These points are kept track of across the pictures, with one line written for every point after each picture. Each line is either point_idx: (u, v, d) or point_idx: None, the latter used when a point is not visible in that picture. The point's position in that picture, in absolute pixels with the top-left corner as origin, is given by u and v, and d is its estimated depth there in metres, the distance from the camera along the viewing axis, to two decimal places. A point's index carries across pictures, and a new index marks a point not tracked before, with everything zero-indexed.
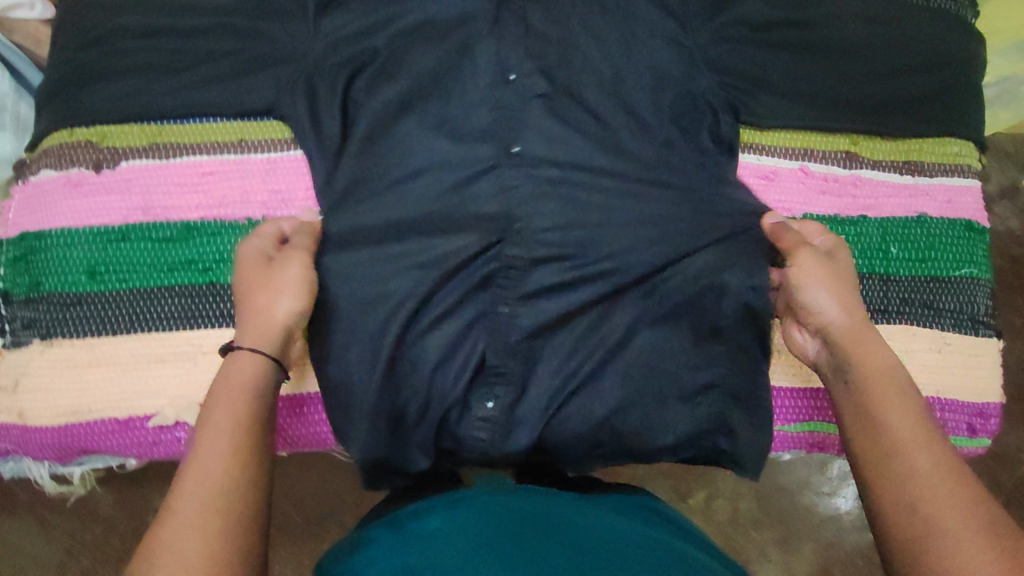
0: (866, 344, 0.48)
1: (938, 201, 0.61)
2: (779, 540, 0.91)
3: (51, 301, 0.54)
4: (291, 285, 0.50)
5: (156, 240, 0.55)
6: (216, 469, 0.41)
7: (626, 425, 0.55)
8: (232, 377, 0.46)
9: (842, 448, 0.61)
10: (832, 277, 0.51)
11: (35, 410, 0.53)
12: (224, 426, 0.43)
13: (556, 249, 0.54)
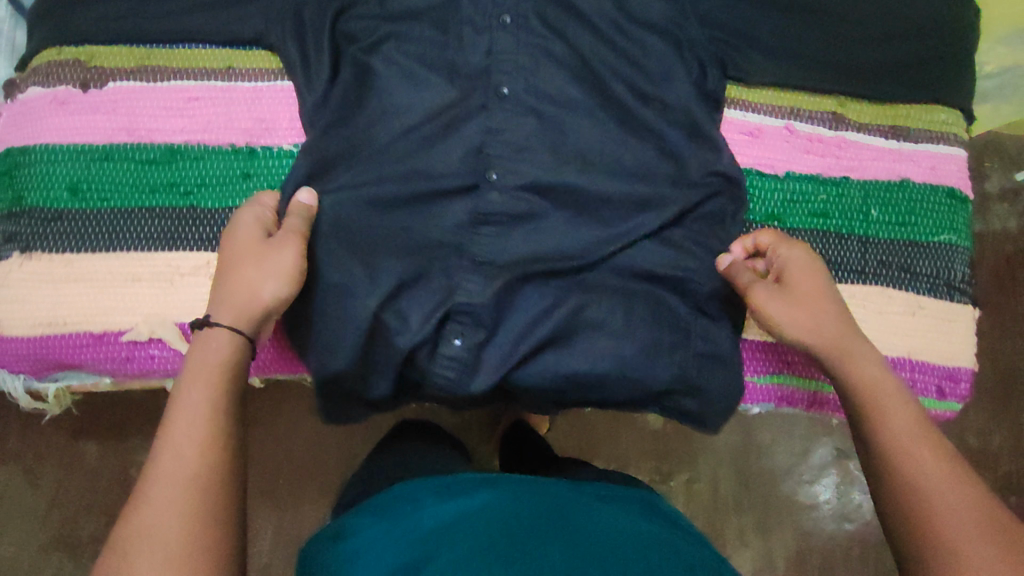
0: (859, 360, 0.48)
1: (922, 166, 0.61)
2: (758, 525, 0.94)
3: (32, 215, 0.54)
4: (281, 270, 0.49)
5: (138, 160, 0.55)
6: (191, 460, 0.40)
7: (595, 374, 0.55)
8: (206, 360, 0.44)
9: (812, 405, 0.62)
10: (799, 299, 0.50)
11: (11, 322, 0.53)
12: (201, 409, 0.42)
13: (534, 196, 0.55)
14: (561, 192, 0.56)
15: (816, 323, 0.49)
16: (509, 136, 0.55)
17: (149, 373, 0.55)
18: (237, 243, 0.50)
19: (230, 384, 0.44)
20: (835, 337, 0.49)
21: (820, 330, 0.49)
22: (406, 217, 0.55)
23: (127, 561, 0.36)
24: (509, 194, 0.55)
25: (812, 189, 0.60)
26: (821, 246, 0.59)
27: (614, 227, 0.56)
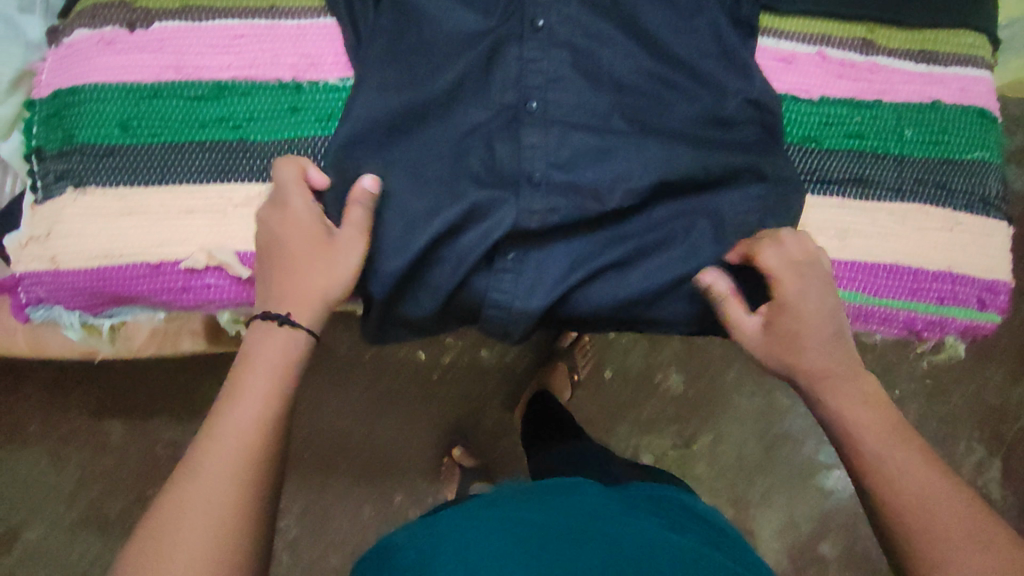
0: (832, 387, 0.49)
1: (951, 89, 0.61)
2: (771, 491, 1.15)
3: (84, 152, 0.55)
4: (339, 276, 0.50)
5: (186, 97, 0.56)
6: (231, 453, 0.42)
7: (641, 293, 0.57)
8: (268, 351, 0.47)
9: (868, 322, 0.61)
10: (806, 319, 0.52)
11: (68, 255, 0.54)
12: (259, 396, 0.44)
13: (580, 119, 0.56)
14: (599, 119, 0.56)
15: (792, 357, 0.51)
16: (545, 64, 0.55)
17: (205, 302, 0.56)
18: (296, 235, 0.51)
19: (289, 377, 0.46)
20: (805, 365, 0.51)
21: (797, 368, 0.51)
22: (445, 151, 0.56)
23: (166, 525, 0.39)
24: (546, 122, 0.55)
25: (846, 112, 0.60)
26: (858, 166, 0.60)
27: (655, 152, 0.55)
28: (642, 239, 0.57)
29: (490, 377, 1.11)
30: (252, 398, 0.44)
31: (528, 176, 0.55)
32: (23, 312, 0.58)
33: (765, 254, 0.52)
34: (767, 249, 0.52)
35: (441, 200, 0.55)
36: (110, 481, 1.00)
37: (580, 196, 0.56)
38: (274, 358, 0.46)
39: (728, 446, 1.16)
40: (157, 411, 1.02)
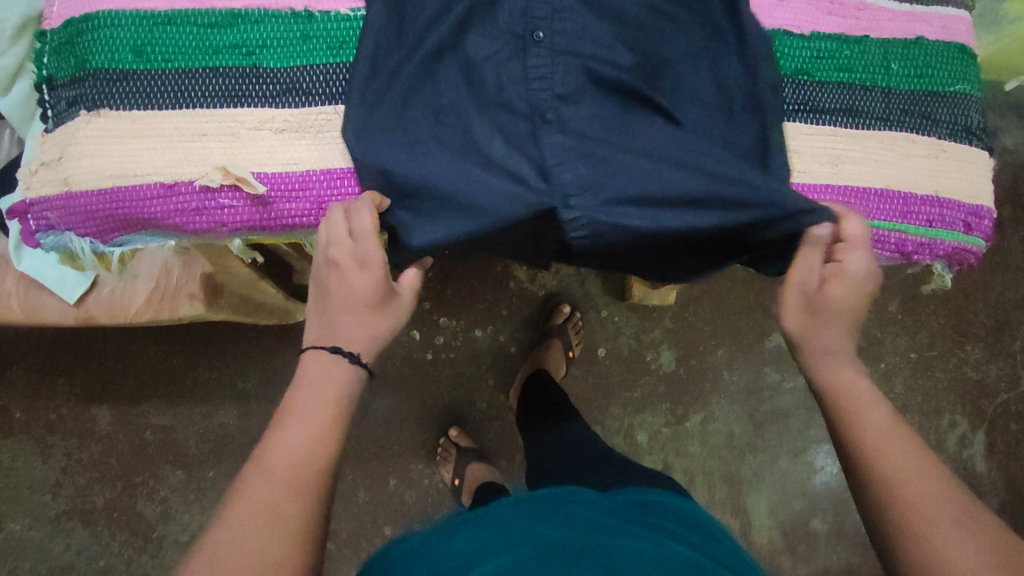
0: (831, 366, 0.56)
1: (933, 26, 0.64)
2: (755, 468, 1.24)
3: (98, 77, 0.56)
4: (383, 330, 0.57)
5: (199, 24, 0.57)
6: (291, 460, 0.50)
7: (636, 212, 0.56)
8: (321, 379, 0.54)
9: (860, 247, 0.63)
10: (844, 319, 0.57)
11: (81, 177, 0.56)
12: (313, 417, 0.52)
13: (584, 45, 0.57)
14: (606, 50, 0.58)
15: (817, 325, 0.57)
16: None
17: (218, 223, 0.58)
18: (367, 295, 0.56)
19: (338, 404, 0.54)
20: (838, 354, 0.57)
21: (807, 335, 0.57)
22: (457, 81, 0.57)
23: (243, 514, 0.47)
24: (550, 52, 0.57)
25: (836, 47, 0.63)
26: (847, 97, 0.62)
27: None
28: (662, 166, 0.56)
29: (485, 357, 1.23)
30: (310, 420, 0.52)
31: (534, 104, 0.57)
32: (34, 238, 0.60)
33: (846, 223, 0.56)
34: (851, 218, 0.56)
35: (450, 125, 0.57)
36: (94, 473, 1.19)
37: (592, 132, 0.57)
38: (323, 385, 0.54)
39: (721, 425, 1.23)
40: (140, 400, 1.20)
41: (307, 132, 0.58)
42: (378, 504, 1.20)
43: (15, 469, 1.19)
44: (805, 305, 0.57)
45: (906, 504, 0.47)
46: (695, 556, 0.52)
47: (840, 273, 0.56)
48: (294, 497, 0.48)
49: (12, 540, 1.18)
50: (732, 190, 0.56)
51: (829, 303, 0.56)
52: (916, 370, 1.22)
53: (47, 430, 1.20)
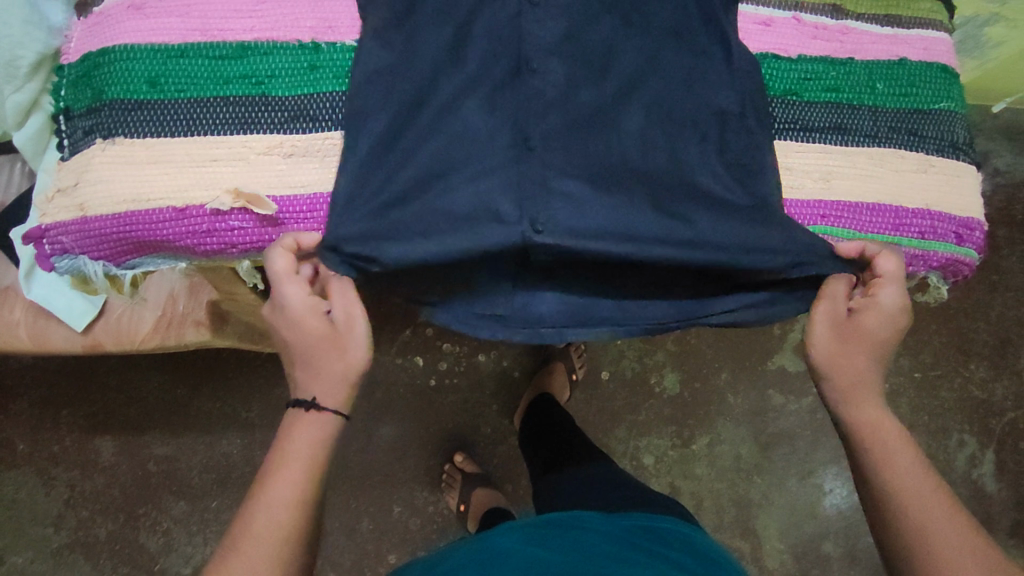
0: (861, 401, 0.58)
1: (916, 47, 0.66)
2: (763, 490, 1.23)
3: (113, 107, 0.59)
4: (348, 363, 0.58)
5: (211, 57, 0.60)
6: (277, 505, 0.53)
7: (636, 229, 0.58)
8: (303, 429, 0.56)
9: None
10: (870, 343, 0.59)
11: (96, 202, 0.59)
12: (299, 463, 0.55)
13: (569, 71, 0.60)
14: (601, 79, 0.60)
15: (845, 359, 0.58)
16: (544, 37, 0.60)
17: (229, 244, 0.60)
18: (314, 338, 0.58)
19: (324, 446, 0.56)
20: (863, 380, 0.58)
21: (838, 368, 0.58)
22: (450, 107, 0.59)
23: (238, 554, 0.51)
24: (544, 86, 0.59)
25: (822, 69, 0.65)
26: (836, 116, 0.64)
27: (642, 110, 0.61)
28: (640, 209, 0.59)
29: (488, 382, 1.23)
30: (295, 464, 0.55)
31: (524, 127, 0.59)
32: (48, 262, 0.62)
33: (882, 260, 0.58)
34: (886, 255, 0.59)
35: (444, 150, 0.59)
36: (98, 504, 1.18)
37: (577, 172, 0.59)
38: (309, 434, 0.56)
39: (727, 447, 1.23)
40: (144, 430, 1.21)
41: (314, 156, 0.60)
42: (382, 532, 1.19)
43: (18, 500, 1.19)
44: (838, 334, 0.59)
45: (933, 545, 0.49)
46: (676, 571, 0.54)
47: (874, 307, 0.58)
48: (285, 537, 0.52)
49: (14, 574, 1.17)
50: (720, 215, 0.60)
51: (855, 335, 0.59)
52: (919, 389, 1.22)
53: (51, 461, 1.20)
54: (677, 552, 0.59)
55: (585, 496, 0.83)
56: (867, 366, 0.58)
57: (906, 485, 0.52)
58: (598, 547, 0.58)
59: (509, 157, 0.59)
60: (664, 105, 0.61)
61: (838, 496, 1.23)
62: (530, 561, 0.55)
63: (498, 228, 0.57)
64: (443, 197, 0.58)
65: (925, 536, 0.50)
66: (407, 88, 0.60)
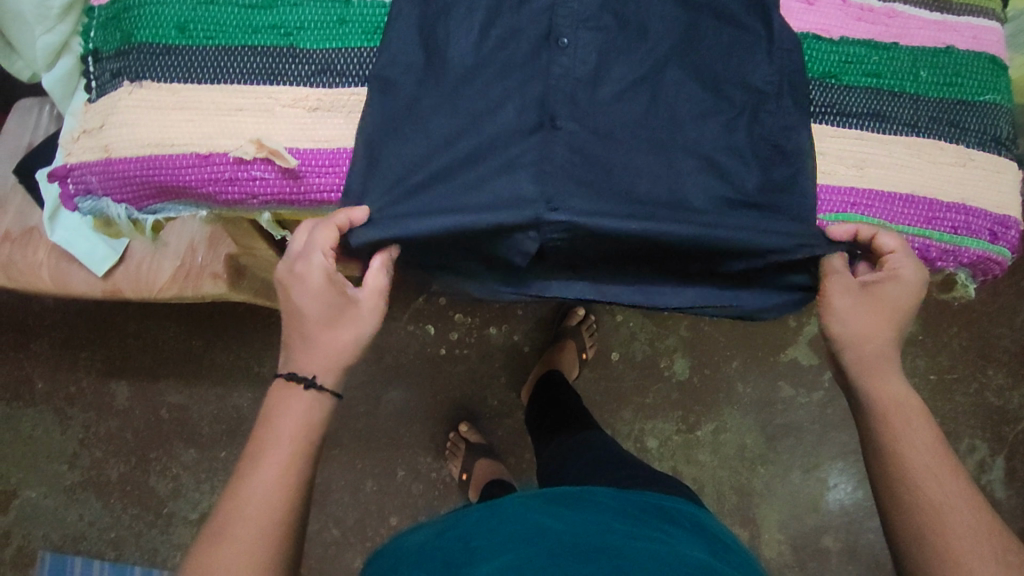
0: (885, 373, 0.56)
1: (965, 36, 0.64)
2: (766, 480, 1.23)
3: (142, 50, 0.58)
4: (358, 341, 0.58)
5: (240, 5, 0.59)
6: (263, 501, 0.50)
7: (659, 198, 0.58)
8: (295, 413, 0.54)
9: None
10: (894, 312, 0.57)
11: (121, 145, 0.59)
12: (284, 451, 0.52)
13: (601, 41, 0.59)
14: (631, 52, 0.59)
15: (871, 326, 0.57)
16: (577, 5, 0.59)
17: (249, 194, 0.60)
18: (314, 314, 0.57)
19: (311, 434, 0.54)
20: (884, 349, 0.57)
21: (860, 337, 0.57)
22: (481, 69, 0.59)
23: (222, 550, 0.48)
24: (573, 59, 0.58)
25: (865, 53, 0.63)
26: (875, 102, 0.62)
27: (676, 85, 0.60)
28: (651, 199, 0.58)
29: (498, 354, 1.23)
30: (279, 450, 0.52)
31: (554, 92, 0.58)
32: (72, 202, 0.62)
33: (881, 238, 0.58)
34: (883, 234, 0.58)
35: (470, 115, 0.58)
36: (110, 447, 1.21)
37: (600, 148, 0.58)
38: (297, 422, 0.54)
39: (732, 435, 1.22)
40: (158, 379, 1.22)
41: (338, 112, 0.60)
42: (384, 494, 1.20)
43: (35, 437, 1.22)
44: (856, 306, 0.57)
45: (947, 530, 0.49)
46: (706, 559, 0.53)
47: (888, 280, 0.57)
48: (271, 528, 0.49)
49: (28, 507, 1.21)
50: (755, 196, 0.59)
51: (880, 304, 0.57)
52: (933, 392, 1.21)
53: (66, 403, 1.22)
54: (700, 541, 0.59)
55: (589, 471, 0.83)
56: (890, 337, 0.57)
57: (924, 465, 0.51)
58: (604, 519, 0.58)
59: (531, 130, 0.58)
60: (696, 81, 0.60)
61: (845, 489, 1.23)
62: (538, 528, 0.55)
63: (522, 205, 0.56)
64: (467, 173, 0.58)
65: (938, 516, 0.49)
66: (440, 49, 0.59)
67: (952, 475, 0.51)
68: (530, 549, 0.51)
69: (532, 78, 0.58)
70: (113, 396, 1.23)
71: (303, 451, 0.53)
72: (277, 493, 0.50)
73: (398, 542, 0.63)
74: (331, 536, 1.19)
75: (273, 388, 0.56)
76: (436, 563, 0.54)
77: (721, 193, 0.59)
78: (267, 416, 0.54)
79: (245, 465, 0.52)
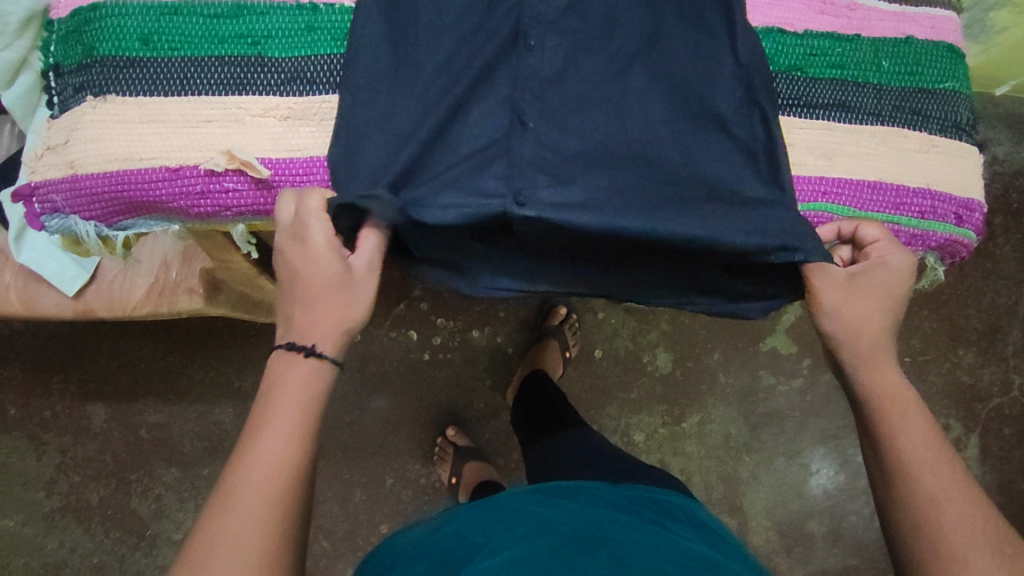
0: (881, 365, 0.57)
1: (924, 26, 0.65)
2: (751, 468, 1.24)
3: (104, 63, 0.57)
4: (358, 313, 0.56)
5: (206, 15, 0.59)
6: (263, 485, 0.48)
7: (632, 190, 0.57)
8: (294, 392, 0.52)
9: None
10: (883, 301, 0.58)
11: (87, 161, 0.58)
12: (284, 432, 0.50)
13: (569, 42, 0.59)
14: (599, 53, 0.60)
15: (865, 318, 0.58)
16: (544, 8, 0.59)
17: (222, 206, 0.59)
18: (323, 278, 0.54)
19: (311, 414, 0.52)
20: (878, 341, 0.58)
21: (855, 331, 0.57)
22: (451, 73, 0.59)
23: (220, 538, 0.46)
24: (541, 61, 0.59)
25: (828, 45, 0.64)
26: (840, 93, 0.64)
27: (646, 84, 0.60)
28: (637, 198, 0.57)
29: (481, 357, 1.23)
30: (277, 432, 0.50)
31: (526, 94, 0.58)
32: (39, 221, 0.61)
33: (864, 228, 0.60)
34: (865, 225, 0.60)
35: (437, 111, 0.57)
36: (89, 470, 1.19)
37: (570, 144, 0.58)
38: (296, 401, 0.52)
39: (716, 426, 1.24)
40: (135, 399, 1.20)
41: (311, 120, 0.59)
42: (373, 502, 1.19)
43: (9, 464, 1.19)
44: (853, 296, 0.58)
45: (945, 522, 0.50)
46: (701, 549, 0.54)
47: (875, 265, 0.59)
48: (272, 512, 0.48)
49: (6, 537, 1.18)
50: (727, 188, 0.59)
51: (872, 294, 0.58)
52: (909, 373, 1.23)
53: (41, 429, 1.19)
54: (693, 532, 0.59)
55: (577, 468, 0.84)
56: (883, 327, 0.58)
57: (920, 457, 0.52)
58: (601, 512, 0.58)
59: (503, 135, 0.58)
60: (665, 78, 0.60)
61: (828, 473, 1.25)
62: (539, 522, 0.55)
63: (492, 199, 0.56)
64: (438, 171, 0.57)
65: (934, 507, 0.50)
66: (410, 55, 0.59)
67: (947, 465, 0.52)
68: (535, 545, 0.51)
69: (502, 81, 0.59)
70: (90, 419, 1.20)
71: (303, 431, 0.51)
72: (276, 476, 0.48)
73: (392, 541, 0.63)
74: (322, 548, 1.18)
75: (272, 361, 0.54)
76: (433, 561, 0.54)
77: (692, 184, 0.59)
78: (265, 393, 0.52)
79: (242, 446, 0.50)
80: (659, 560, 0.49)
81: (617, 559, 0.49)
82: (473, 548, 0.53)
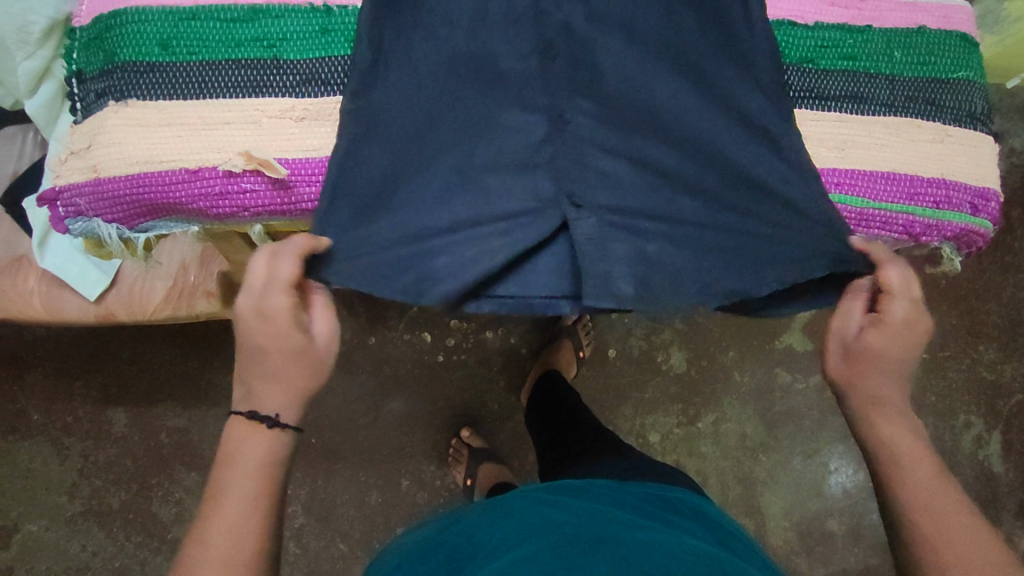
0: (895, 416, 0.58)
1: (936, 16, 0.65)
2: (768, 466, 1.23)
3: (125, 69, 0.59)
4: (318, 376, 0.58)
5: (223, 19, 0.60)
6: (224, 544, 0.51)
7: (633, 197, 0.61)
8: (251, 453, 0.54)
9: (877, 229, 0.64)
10: (897, 355, 0.58)
11: (108, 165, 0.59)
12: (245, 492, 0.53)
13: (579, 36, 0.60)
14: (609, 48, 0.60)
15: (873, 374, 0.59)
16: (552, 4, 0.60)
17: (240, 207, 0.61)
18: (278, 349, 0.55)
19: (269, 473, 0.55)
20: (888, 394, 0.58)
21: (859, 383, 0.59)
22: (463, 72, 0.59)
23: None
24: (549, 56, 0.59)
25: (839, 36, 0.64)
26: (852, 84, 0.64)
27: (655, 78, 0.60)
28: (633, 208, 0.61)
29: (495, 358, 1.23)
30: (237, 490, 0.53)
31: (537, 95, 0.61)
32: (62, 225, 0.62)
33: (887, 272, 0.57)
34: (890, 266, 0.57)
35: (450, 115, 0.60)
36: (111, 474, 1.20)
37: (577, 146, 0.61)
38: (253, 461, 0.54)
39: (733, 425, 1.23)
40: (154, 404, 1.22)
41: (326, 120, 0.60)
42: (390, 504, 1.20)
43: (34, 469, 1.21)
44: (842, 355, 0.60)
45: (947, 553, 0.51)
46: (709, 548, 0.53)
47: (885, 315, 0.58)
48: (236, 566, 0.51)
49: (29, 541, 1.19)
50: (729, 187, 0.61)
51: (875, 349, 0.58)
52: (928, 370, 1.22)
53: (64, 434, 1.21)
54: (706, 532, 0.59)
55: (589, 467, 0.83)
56: (894, 381, 0.58)
57: (928, 494, 0.54)
58: (608, 509, 0.58)
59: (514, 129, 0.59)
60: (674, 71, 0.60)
61: (847, 472, 1.24)
62: (540, 521, 0.55)
63: (499, 205, 0.60)
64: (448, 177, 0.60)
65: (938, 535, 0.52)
66: (419, 53, 0.59)
67: (957, 500, 0.53)
68: (537, 544, 0.51)
69: (512, 78, 0.60)
70: (110, 424, 1.22)
71: (262, 488, 0.54)
72: (238, 536, 0.52)
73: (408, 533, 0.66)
74: (339, 550, 1.19)
75: (228, 426, 0.56)
76: (440, 561, 0.54)
77: (691, 188, 0.61)
78: (225, 455, 0.55)
79: (206, 507, 0.53)
80: (668, 558, 0.49)
81: (621, 556, 0.49)
82: (479, 545, 0.54)
